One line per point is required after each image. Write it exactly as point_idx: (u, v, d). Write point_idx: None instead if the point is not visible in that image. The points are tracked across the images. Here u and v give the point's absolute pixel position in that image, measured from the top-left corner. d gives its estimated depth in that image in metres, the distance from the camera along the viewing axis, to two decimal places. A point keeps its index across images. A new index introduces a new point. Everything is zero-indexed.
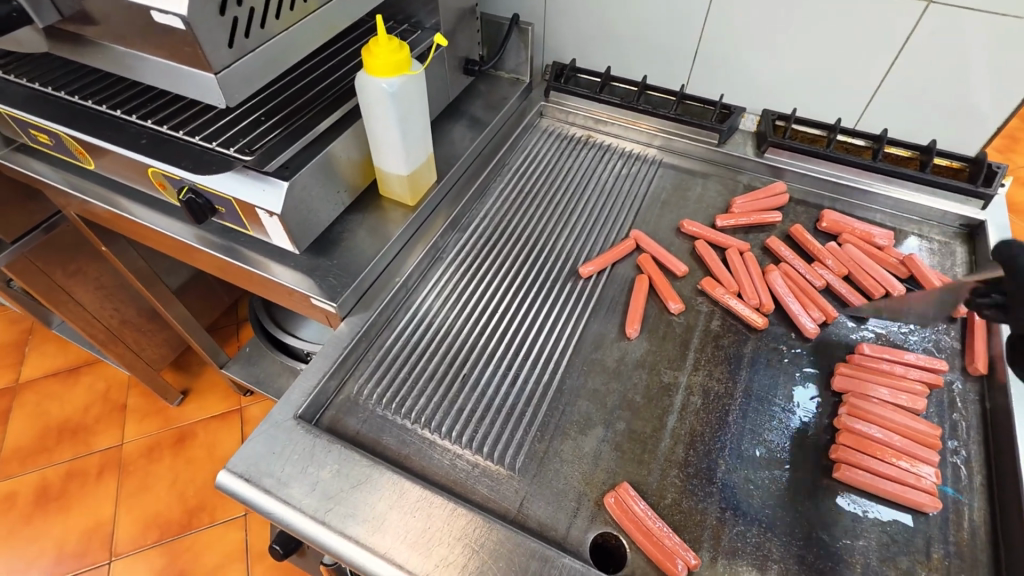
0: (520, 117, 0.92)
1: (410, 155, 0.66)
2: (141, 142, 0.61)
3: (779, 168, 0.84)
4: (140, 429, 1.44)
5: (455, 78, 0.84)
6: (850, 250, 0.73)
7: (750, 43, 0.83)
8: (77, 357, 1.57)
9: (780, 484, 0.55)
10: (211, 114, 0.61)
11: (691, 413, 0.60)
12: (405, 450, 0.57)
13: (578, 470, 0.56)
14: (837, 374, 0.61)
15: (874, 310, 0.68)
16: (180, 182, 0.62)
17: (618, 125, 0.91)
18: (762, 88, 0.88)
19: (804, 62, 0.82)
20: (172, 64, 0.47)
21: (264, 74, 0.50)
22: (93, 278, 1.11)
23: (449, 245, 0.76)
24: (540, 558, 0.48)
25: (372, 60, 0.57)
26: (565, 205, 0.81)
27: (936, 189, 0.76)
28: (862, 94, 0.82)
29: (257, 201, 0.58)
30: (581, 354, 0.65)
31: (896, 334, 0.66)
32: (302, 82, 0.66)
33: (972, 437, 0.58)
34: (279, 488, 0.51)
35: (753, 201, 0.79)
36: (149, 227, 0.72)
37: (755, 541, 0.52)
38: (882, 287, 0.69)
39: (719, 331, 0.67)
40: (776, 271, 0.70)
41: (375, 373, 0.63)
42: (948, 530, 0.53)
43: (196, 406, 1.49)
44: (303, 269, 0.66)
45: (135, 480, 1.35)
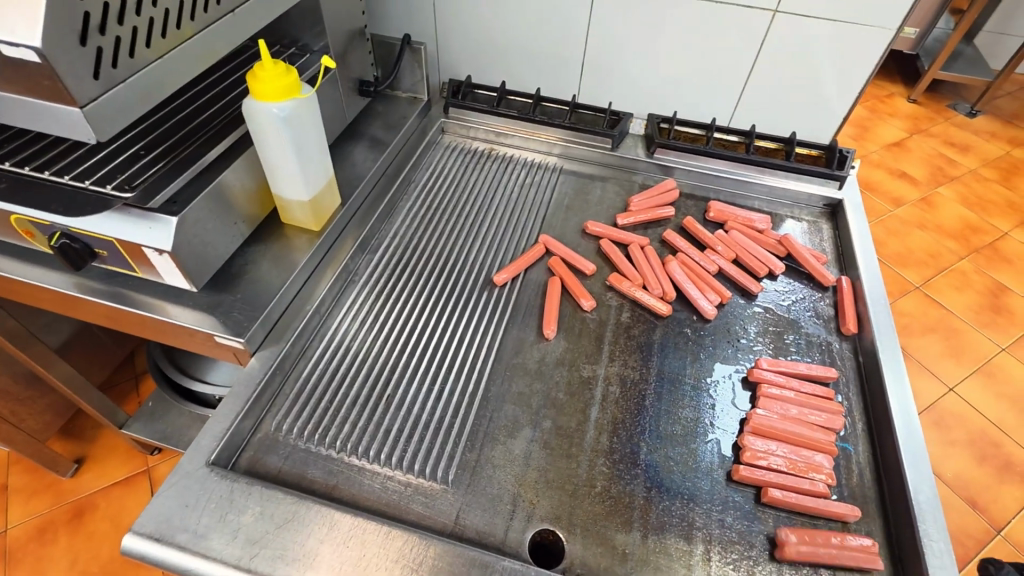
0: (421, 135, 0.92)
1: (309, 180, 0.65)
2: (1, 186, 0.55)
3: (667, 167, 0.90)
4: (27, 509, 1.28)
5: (352, 100, 0.84)
6: (736, 237, 0.80)
7: (630, 53, 0.89)
8: None
9: (698, 456, 0.59)
10: (80, 151, 0.57)
11: (612, 402, 0.63)
12: (333, 481, 0.55)
13: (510, 473, 0.57)
14: (753, 395, 0.64)
15: (761, 288, 0.75)
16: (51, 227, 0.57)
17: (518, 137, 0.94)
18: (645, 95, 0.94)
19: (679, 69, 0.89)
20: (27, 100, 0.43)
21: (138, 105, 0.47)
22: None
23: (360, 268, 0.75)
24: (480, 565, 0.48)
25: (258, 86, 0.55)
26: (474, 218, 0.83)
27: (800, 175, 0.86)
28: (730, 95, 0.91)
29: (143, 239, 0.55)
30: (503, 360, 0.66)
31: (781, 307, 0.73)
32: (185, 111, 0.63)
33: (852, 389, 0.66)
34: (197, 541, 0.48)
35: (647, 198, 0.85)
36: (15, 279, 0.65)
37: (680, 513, 0.55)
38: (765, 266, 0.76)
39: (629, 322, 0.71)
40: (674, 261, 0.76)
41: (293, 406, 0.61)
42: (841, 474, 0.59)
43: (93, 475, 1.34)
44: (203, 307, 0.63)
45: (25, 569, 1.19)
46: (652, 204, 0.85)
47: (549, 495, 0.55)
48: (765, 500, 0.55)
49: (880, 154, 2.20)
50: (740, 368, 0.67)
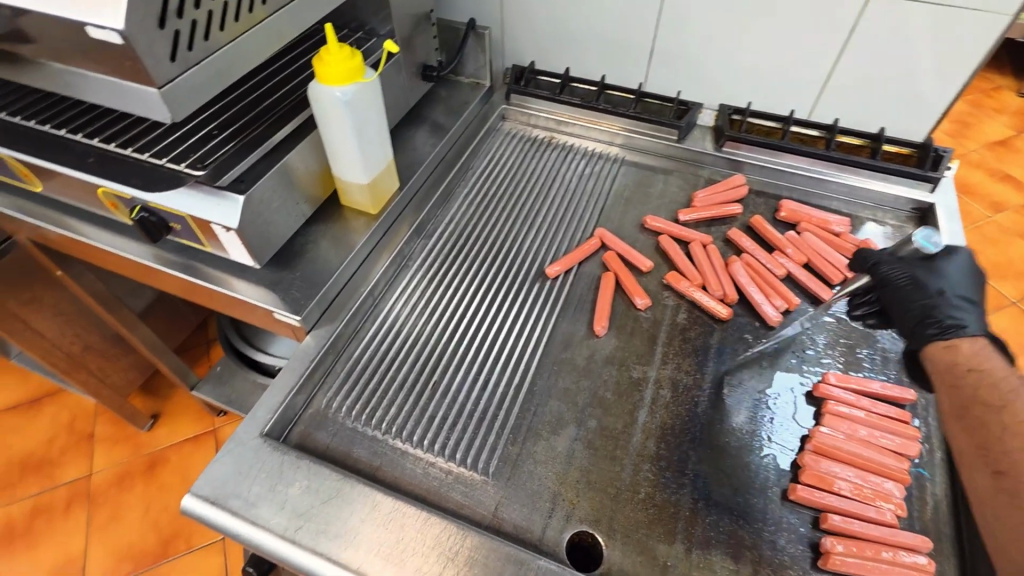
0: (482, 121, 0.92)
1: (369, 164, 0.66)
2: (90, 161, 0.58)
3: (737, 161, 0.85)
4: (110, 457, 1.40)
5: (415, 84, 0.84)
6: (808, 239, 0.75)
7: (704, 39, 0.84)
8: (40, 386, 1.52)
9: (752, 471, 0.56)
10: (160, 129, 0.60)
11: (662, 406, 0.60)
12: (377, 462, 0.57)
13: (551, 470, 0.56)
14: (818, 411, 0.60)
15: (834, 296, 0.69)
16: (132, 201, 0.60)
17: (580, 125, 0.92)
18: (718, 84, 0.89)
19: (756, 56, 0.84)
20: (113, 80, 0.46)
21: (211, 87, 0.49)
22: (50, 303, 1.07)
23: (414, 252, 0.75)
24: (515, 562, 0.48)
25: (324, 70, 0.56)
26: (530, 207, 0.81)
27: (887, 175, 0.79)
28: (812, 85, 0.84)
29: (212, 216, 0.57)
30: (551, 354, 0.65)
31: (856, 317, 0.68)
32: (256, 93, 0.65)
33: (932, 412, 0.60)
34: (247, 509, 0.50)
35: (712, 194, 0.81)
36: (102, 248, 0.70)
37: (728, 529, 0.52)
38: (840, 272, 0.70)
39: (686, 324, 0.68)
40: (739, 261, 0.72)
41: (344, 385, 0.62)
42: (912, 505, 0.54)
43: (167, 431, 1.45)
44: (265, 284, 0.65)
45: (105, 511, 1.31)
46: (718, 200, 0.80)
47: (591, 496, 0.54)
48: (824, 526, 0.51)
49: (982, 153, 1.99)
50: (805, 381, 0.63)
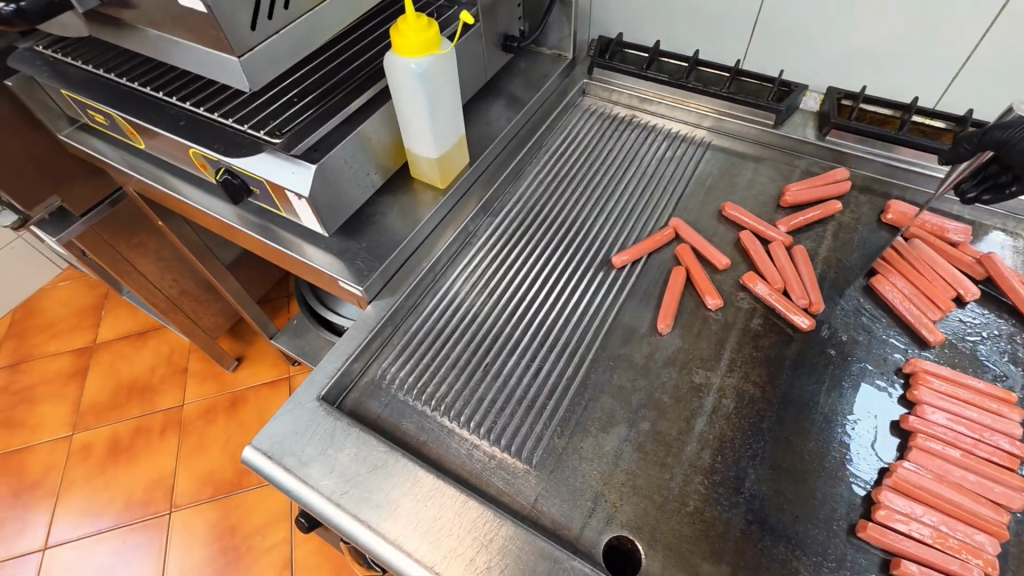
0: (561, 95, 0.88)
1: (440, 137, 0.65)
2: (181, 124, 0.62)
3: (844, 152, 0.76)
4: (199, 391, 1.54)
5: (495, 56, 0.81)
6: (918, 246, 0.65)
7: (818, 13, 0.75)
8: (146, 321, 1.69)
9: (816, 499, 0.51)
10: (245, 96, 0.62)
11: (722, 416, 0.56)
12: (423, 437, 0.57)
13: (596, 469, 0.54)
14: (904, 445, 0.54)
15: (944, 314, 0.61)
16: (218, 163, 0.63)
17: (665, 105, 0.85)
18: (828, 63, 0.80)
19: (878, 33, 0.74)
20: (200, 48, 0.47)
21: (289, 57, 0.50)
22: (154, 250, 1.17)
23: (480, 229, 0.74)
24: (548, 557, 0.47)
25: (400, 40, 0.55)
26: (602, 190, 0.77)
27: None
28: (944, 69, 0.73)
29: (287, 183, 0.58)
30: (609, 348, 0.62)
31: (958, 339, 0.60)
32: (336, 61, 0.65)
33: None
34: (300, 467, 0.53)
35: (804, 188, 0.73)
36: (193, 204, 0.75)
37: (782, 558, 0.49)
38: (952, 288, 0.62)
39: (760, 330, 0.62)
40: (952, 423, 0.53)
41: (400, 357, 0.63)
42: (1007, 564, 0.48)
43: (249, 372, 1.57)
44: (333, 252, 0.67)
45: (193, 439, 1.46)
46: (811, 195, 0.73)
47: (634, 502, 0.52)
48: (895, 572, 0.46)
49: None
50: (894, 408, 0.56)
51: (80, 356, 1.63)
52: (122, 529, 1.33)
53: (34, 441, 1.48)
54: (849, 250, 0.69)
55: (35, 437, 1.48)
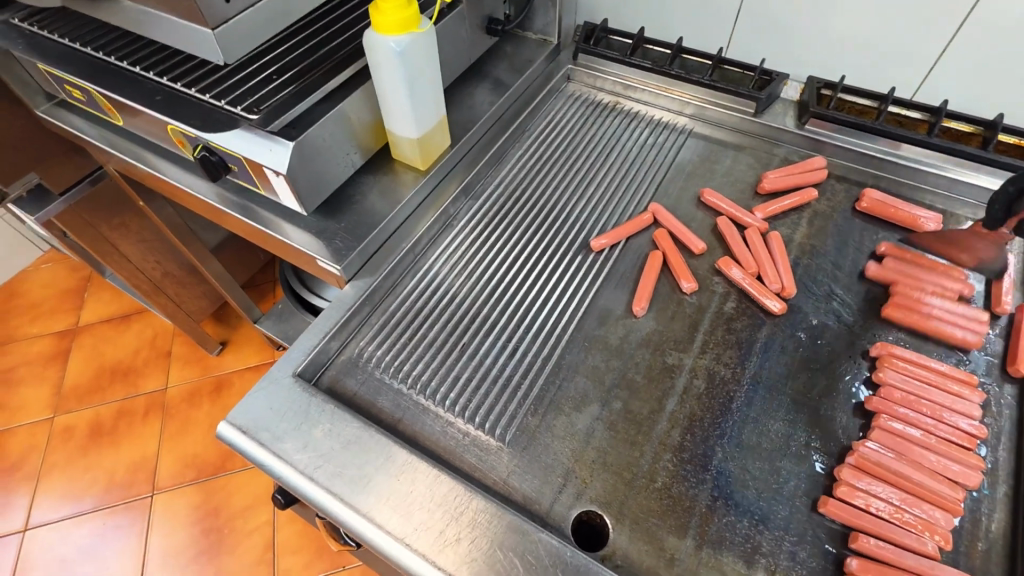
0: (545, 81, 0.88)
1: (420, 118, 0.65)
2: (156, 99, 0.61)
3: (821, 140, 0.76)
4: (183, 374, 1.54)
5: (479, 39, 0.81)
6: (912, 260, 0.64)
7: (799, 3, 0.76)
8: (130, 304, 1.68)
9: (780, 476, 0.52)
10: (224, 71, 0.61)
11: (693, 396, 0.58)
12: (399, 414, 0.58)
13: (568, 446, 0.55)
14: (868, 425, 0.55)
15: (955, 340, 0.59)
16: (196, 140, 0.63)
17: (649, 92, 0.86)
18: (809, 52, 0.81)
19: (857, 24, 0.75)
20: (173, 19, 0.47)
21: (265, 31, 0.50)
22: (135, 231, 1.16)
23: (460, 212, 0.74)
24: (516, 530, 0.47)
25: (380, 18, 0.55)
26: (583, 175, 0.78)
27: (997, 169, 0.69)
28: (921, 60, 0.74)
29: (264, 160, 0.59)
30: (585, 330, 0.63)
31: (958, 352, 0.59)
32: (317, 39, 0.65)
33: (1004, 442, 0.54)
34: (273, 442, 0.53)
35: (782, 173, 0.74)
36: (172, 182, 0.74)
37: (746, 533, 0.50)
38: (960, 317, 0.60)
39: (733, 313, 0.64)
40: (913, 404, 0.54)
41: (377, 337, 0.64)
42: (961, 540, 0.49)
43: (233, 357, 1.57)
44: (312, 231, 0.67)
45: (176, 423, 1.45)
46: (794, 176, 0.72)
47: (604, 478, 0.53)
48: (852, 546, 0.48)
49: None
50: (860, 391, 0.57)
51: (62, 339, 1.61)
52: (103, 511, 1.33)
53: (13, 423, 1.46)
54: (823, 237, 0.70)
55: (14, 418, 1.47)
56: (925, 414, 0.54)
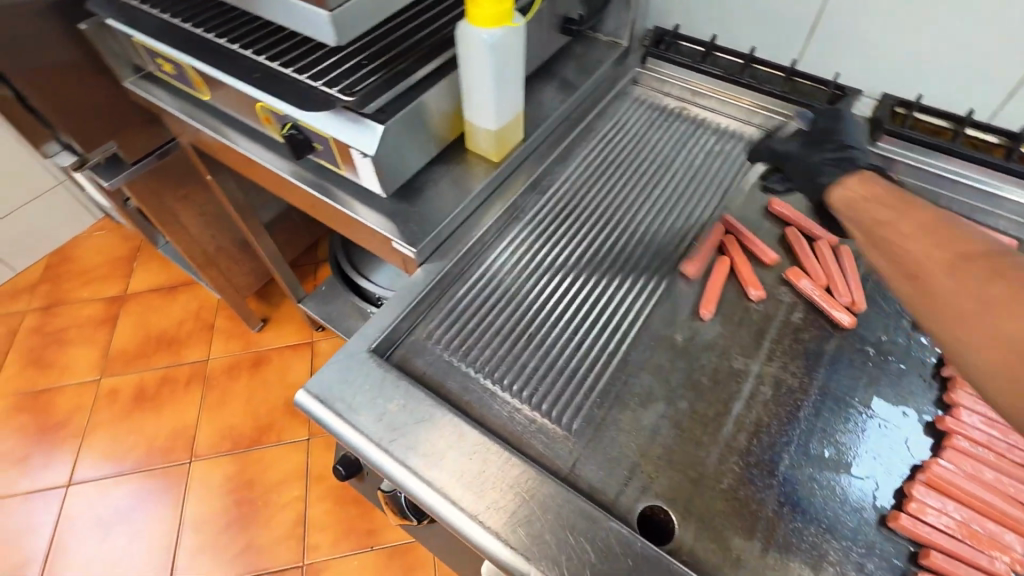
0: (613, 82, 0.88)
1: (500, 110, 0.66)
2: (254, 77, 0.63)
3: (842, 123, 0.65)
4: (225, 347, 1.58)
5: (553, 37, 0.82)
6: None
7: (881, 18, 0.76)
8: (176, 276, 1.73)
9: (848, 488, 0.53)
10: (318, 54, 0.64)
11: (759, 402, 0.58)
12: (466, 397, 0.59)
13: (634, 441, 0.56)
14: (938, 445, 0.55)
15: None
16: (285, 118, 0.66)
17: (717, 99, 0.86)
18: (886, 69, 0.80)
19: (940, 43, 0.74)
20: (290, 0, 0.49)
21: (373, 17, 0.51)
22: (196, 204, 1.20)
23: (528, 205, 0.75)
24: (587, 517, 0.49)
25: (476, 10, 0.56)
26: (650, 177, 0.78)
27: None
28: (1004, 83, 0.73)
29: (352, 141, 0.60)
30: (651, 330, 0.64)
31: None
32: (405, 29, 0.67)
33: None
34: (350, 413, 0.55)
35: (840, 160, 0.61)
36: (251, 159, 0.77)
37: (812, 540, 0.50)
38: None
39: (800, 324, 0.64)
40: (986, 426, 0.54)
41: (444, 321, 0.65)
42: None
43: (273, 334, 1.60)
44: (388, 214, 0.68)
45: (216, 394, 1.49)
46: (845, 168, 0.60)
47: (670, 475, 0.54)
48: (923, 562, 0.48)
49: None
50: (928, 410, 0.57)
51: (111, 305, 1.67)
52: (143, 473, 1.37)
53: (63, 382, 1.52)
54: None
55: (64, 378, 1.53)
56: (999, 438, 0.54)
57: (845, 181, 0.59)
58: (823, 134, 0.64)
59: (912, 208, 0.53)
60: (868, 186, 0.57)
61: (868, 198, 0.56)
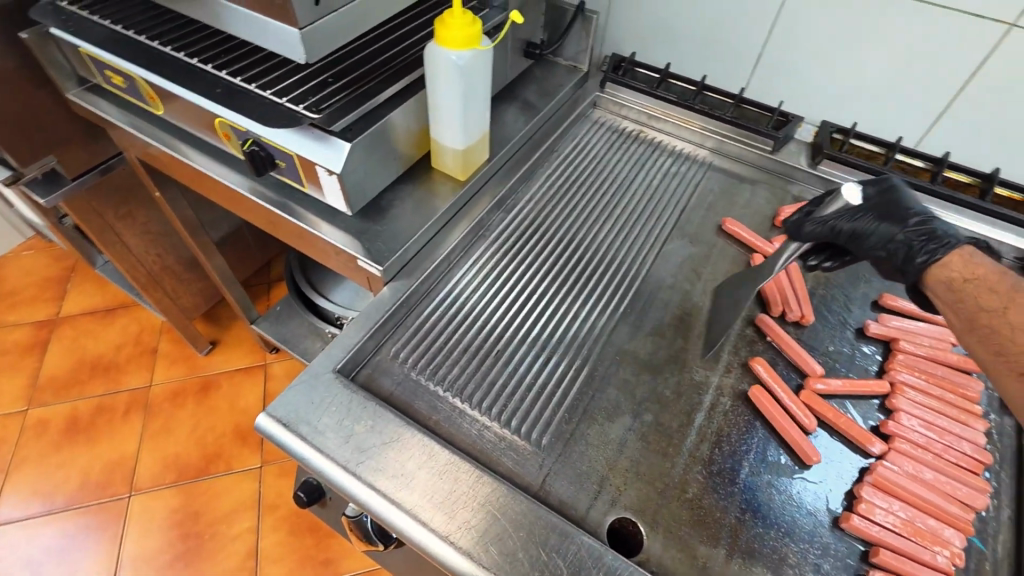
0: (573, 105, 0.91)
1: (467, 130, 0.67)
2: (216, 91, 0.62)
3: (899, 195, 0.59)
4: (169, 372, 1.50)
5: (516, 61, 0.85)
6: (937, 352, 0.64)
7: (818, 52, 0.82)
8: (115, 298, 1.63)
9: (804, 492, 0.55)
10: (282, 71, 0.63)
11: (720, 413, 0.60)
12: (435, 416, 0.59)
13: (602, 455, 0.57)
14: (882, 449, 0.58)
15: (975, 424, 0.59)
16: (245, 134, 0.64)
17: (672, 123, 0.90)
18: (822, 99, 0.87)
19: (870, 76, 0.81)
20: (257, 17, 0.49)
21: (342, 35, 0.52)
22: (141, 221, 1.14)
23: (493, 224, 0.76)
24: (558, 532, 0.49)
25: (444, 32, 0.58)
26: (610, 197, 0.81)
27: (994, 219, 0.74)
28: (925, 114, 0.81)
29: (317, 159, 0.60)
30: (615, 344, 0.65)
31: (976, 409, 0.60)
32: (370, 49, 0.67)
33: (1006, 470, 0.58)
34: (314, 435, 0.53)
35: (927, 236, 0.55)
36: (207, 175, 0.75)
37: (773, 544, 0.52)
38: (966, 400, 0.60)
39: (755, 336, 0.67)
40: (924, 429, 0.58)
41: (411, 340, 0.65)
42: (970, 559, 0.52)
43: (222, 358, 1.53)
44: (352, 232, 0.68)
45: (160, 422, 1.41)
46: (939, 245, 0.54)
47: (638, 487, 0.55)
48: (874, 560, 0.50)
49: None
50: (873, 415, 0.61)
51: (41, 329, 1.56)
52: (76, 510, 1.27)
53: None
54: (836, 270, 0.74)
55: None
56: (937, 441, 0.57)
57: (943, 261, 0.54)
58: (891, 207, 0.57)
59: (1018, 300, 0.50)
60: (971, 268, 0.52)
61: (976, 278, 0.52)
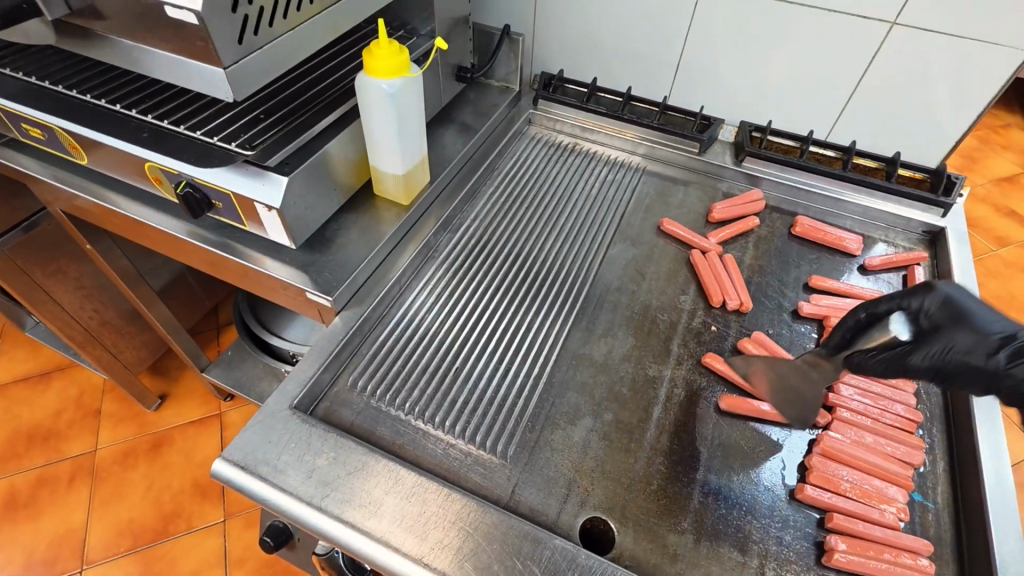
0: (509, 124, 0.94)
1: (406, 156, 0.68)
2: (143, 135, 0.61)
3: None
4: (116, 434, 1.41)
5: (449, 85, 0.87)
6: None
7: (730, 59, 0.88)
8: (50, 361, 1.54)
9: (760, 470, 0.58)
10: (211, 111, 0.63)
11: (675, 404, 0.63)
12: (399, 440, 0.58)
13: (568, 458, 0.58)
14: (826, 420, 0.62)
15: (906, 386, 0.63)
16: (178, 177, 0.63)
17: (604, 133, 0.94)
18: (739, 101, 0.93)
19: (778, 77, 0.87)
20: (180, 59, 0.49)
21: (269, 72, 0.52)
22: (73, 276, 1.09)
23: (441, 245, 0.77)
24: (531, 539, 0.49)
25: (373, 62, 0.59)
26: (553, 209, 0.83)
27: (900, 198, 0.81)
28: (831, 108, 0.88)
29: (255, 196, 0.60)
30: (571, 350, 0.67)
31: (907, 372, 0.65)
32: (300, 83, 0.68)
33: (937, 425, 0.62)
34: (275, 475, 0.52)
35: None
36: (141, 222, 0.73)
37: (737, 523, 0.54)
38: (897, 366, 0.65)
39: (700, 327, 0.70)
40: (862, 398, 0.62)
41: (368, 367, 0.64)
42: (915, 512, 0.56)
43: (174, 412, 1.46)
44: (298, 265, 0.67)
45: (109, 487, 1.33)
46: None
47: (605, 485, 0.56)
48: (829, 525, 0.53)
49: (988, 188, 2.06)
50: None
51: None
52: None
53: None
54: (768, 259, 0.79)
55: None
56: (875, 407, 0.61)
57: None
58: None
59: None
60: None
61: None
